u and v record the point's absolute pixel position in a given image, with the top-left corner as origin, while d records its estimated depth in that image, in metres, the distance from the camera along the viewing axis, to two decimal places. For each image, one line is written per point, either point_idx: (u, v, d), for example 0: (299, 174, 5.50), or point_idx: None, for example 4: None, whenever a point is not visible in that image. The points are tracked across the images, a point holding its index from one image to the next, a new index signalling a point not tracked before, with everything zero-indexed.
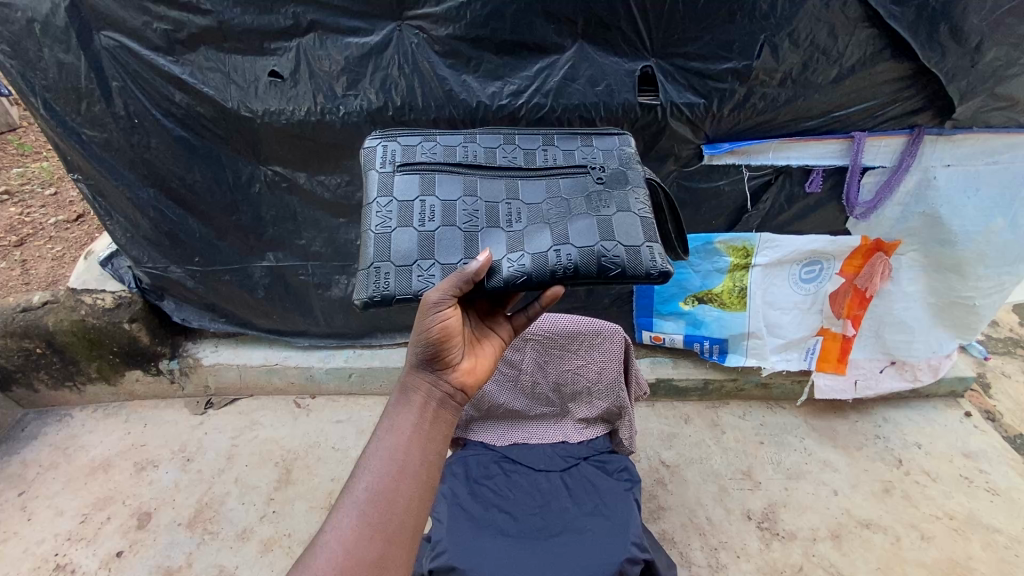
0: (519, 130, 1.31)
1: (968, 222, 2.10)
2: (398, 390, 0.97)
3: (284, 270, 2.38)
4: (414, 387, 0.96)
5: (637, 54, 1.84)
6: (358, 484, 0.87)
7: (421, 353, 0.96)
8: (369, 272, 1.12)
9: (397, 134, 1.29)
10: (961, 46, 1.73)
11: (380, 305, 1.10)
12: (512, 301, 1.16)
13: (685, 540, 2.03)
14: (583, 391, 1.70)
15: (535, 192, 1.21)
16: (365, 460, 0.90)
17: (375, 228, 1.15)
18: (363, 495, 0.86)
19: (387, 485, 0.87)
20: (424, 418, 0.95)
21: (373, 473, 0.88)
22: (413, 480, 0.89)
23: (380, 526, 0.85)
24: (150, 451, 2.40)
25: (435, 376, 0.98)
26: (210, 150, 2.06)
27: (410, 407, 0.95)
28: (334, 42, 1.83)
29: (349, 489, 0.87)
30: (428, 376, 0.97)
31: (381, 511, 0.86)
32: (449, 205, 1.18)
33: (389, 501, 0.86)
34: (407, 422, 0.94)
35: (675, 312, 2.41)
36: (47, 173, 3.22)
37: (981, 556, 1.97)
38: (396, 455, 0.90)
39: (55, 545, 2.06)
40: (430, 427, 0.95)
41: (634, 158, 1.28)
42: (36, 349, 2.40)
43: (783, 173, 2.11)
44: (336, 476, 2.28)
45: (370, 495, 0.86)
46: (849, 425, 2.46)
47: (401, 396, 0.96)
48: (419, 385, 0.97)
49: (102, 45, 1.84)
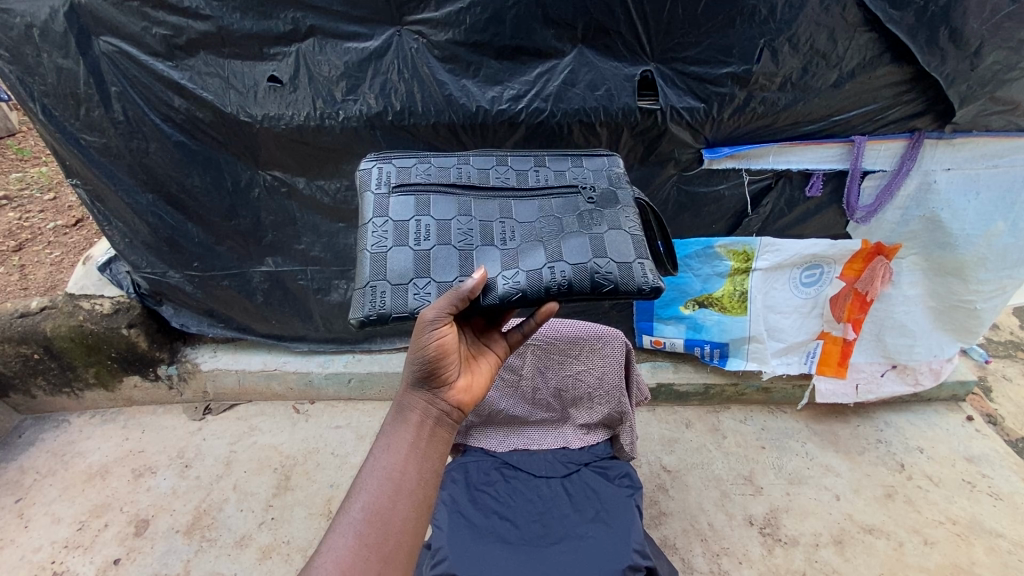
0: (511, 151, 1.32)
1: (968, 225, 2.10)
2: (394, 409, 0.97)
3: (283, 275, 2.37)
4: (411, 405, 0.96)
5: (637, 58, 1.84)
6: (354, 504, 0.87)
7: (419, 370, 0.95)
8: (365, 290, 1.11)
9: (392, 156, 1.28)
10: (961, 50, 1.73)
11: (377, 323, 1.09)
12: (508, 317, 1.15)
13: (686, 546, 2.02)
14: (584, 396, 1.70)
15: (528, 211, 1.21)
16: (361, 479, 0.90)
17: (371, 248, 1.14)
18: (359, 514, 0.86)
19: (383, 504, 0.87)
20: (421, 437, 0.94)
21: (369, 493, 0.88)
22: (409, 499, 0.89)
23: (376, 546, 0.84)
24: (148, 457, 2.39)
25: (434, 393, 0.97)
26: (210, 155, 2.06)
27: (407, 425, 0.94)
28: (334, 47, 1.83)
29: (345, 509, 0.87)
30: (427, 393, 0.96)
31: (378, 530, 0.85)
32: (444, 225, 1.18)
33: (386, 520, 0.86)
34: (404, 440, 0.93)
35: (676, 316, 2.40)
36: (46, 178, 3.22)
37: (984, 562, 1.95)
38: (391, 474, 0.90)
39: (52, 552, 2.04)
40: (428, 444, 0.94)
41: (623, 178, 1.29)
42: (34, 354, 2.39)
43: (783, 177, 2.10)
44: (336, 482, 2.27)
45: (366, 513, 0.86)
46: (850, 430, 2.45)
47: (398, 414, 0.96)
48: (416, 403, 0.96)
49: (102, 50, 1.84)
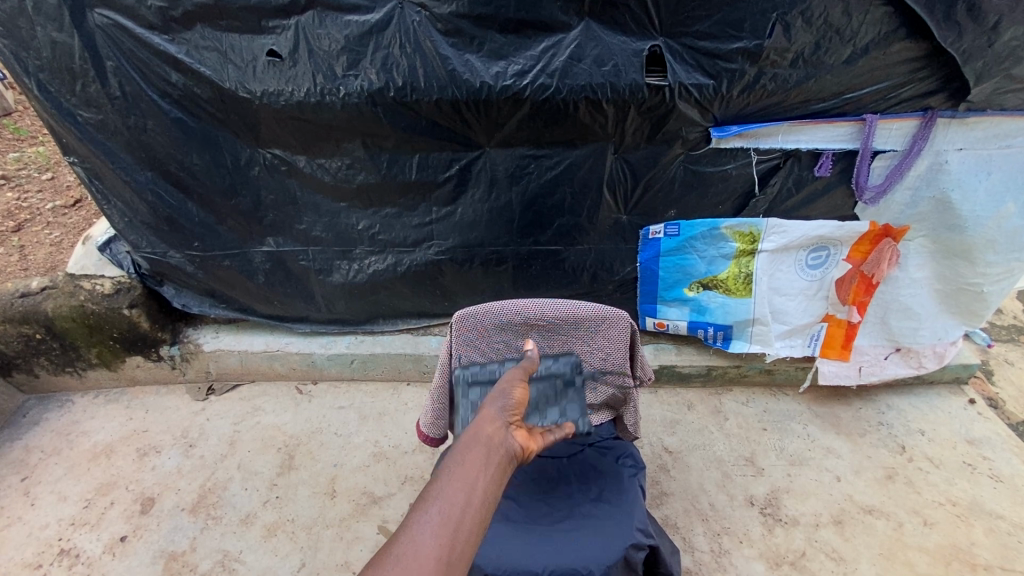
0: None
1: (978, 206, 2.07)
2: (471, 430, 1.08)
3: (284, 256, 2.35)
4: (485, 429, 1.08)
5: (645, 33, 1.80)
6: (430, 507, 0.90)
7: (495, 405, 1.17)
8: None
9: None
10: (978, 25, 1.70)
11: None
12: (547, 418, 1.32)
13: (687, 525, 2.03)
14: (588, 377, 1.71)
15: None
16: (436, 488, 0.94)
17: None
18: (434, 516, 0.89)
19: (455, 512, 0.90)
20: (491, 459, 1.02)
21: (444, 500, 0.91)
22: (476, 514, 0.92)
23: (446, 549, 0.86)
24: (153, 437, 2.40)
25: (504, 428, 1.11)
26: (208, 133, 2.03)
27: (481, 445, 1.03)
28: (334, 20, 1.79)
29: (421, 510, 0.90)
30: (499, 424, 1.11)
31: (448, 535, 0.87)
32: None
33: (457, 527, 0.89)
34: (478, 458, 1.01)
35: (680, 298, 2.37)
36: (44, 158, 3.19)
37: (984, 542, 1.96)
38: (463, 487, 0.94)
39: (58, 530, 2.06)
40: (495, 470, 1.00)
41: None
42: (36, 335, 2.40)
43: (792, 156, 2.07)
44: (340, 462, 2.28)
45: (440, 517, 0.89)
46: (852, 412, 2.45)
47: (473, 435, 1.06)
48: (485, 437, 1.06)
49: (96, 23, 1.81)
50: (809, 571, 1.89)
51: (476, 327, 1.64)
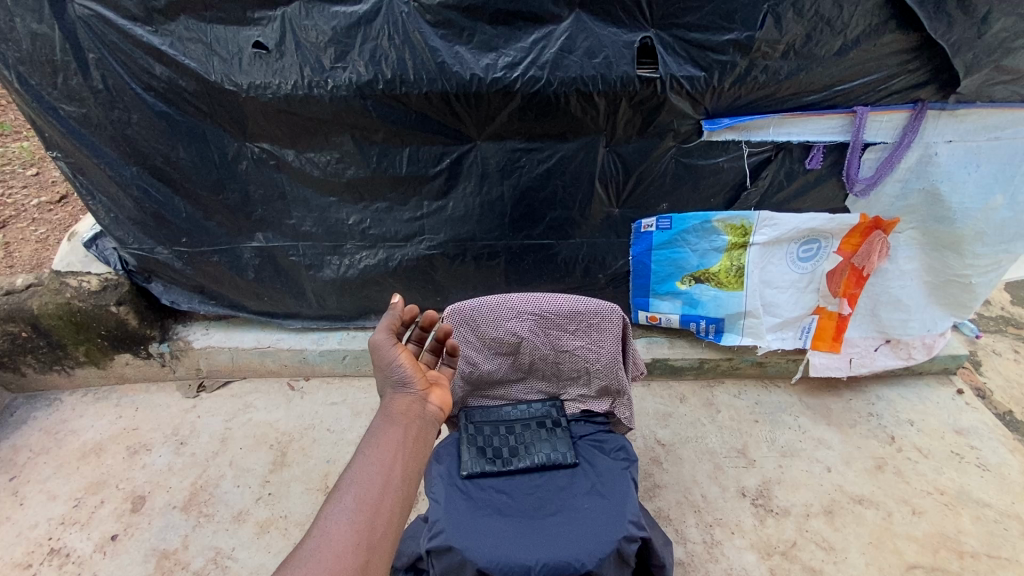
0: None
1: (967, 198, 2.08)
2: (381, 416, 1.08)
3: (273, 251, 2.32)
4: (398, 411, 1.08)
5: (637, 25, 1.80)
6: (345, 495, 0.91)
7: (393, 384, 1.12)
8: None
9: None
10: (968, 17, 1.72)
11: None
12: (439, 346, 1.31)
13: (680, 516, 2.04)
14: (582, 370, 1.71)
15: None
16: (352, 474, 0.95)
17: None
18: (349, 503, 0.90)
19: (373, 495, 0.92)
20: (409, 438, 1.04)
21: (359, 486, 0.93)
22: (395, 492, 0.94)
23: (365, 533, 0.87)
24: (143, 435, 2.37)
25: (417, 401, 1.12)
26: (194, 127, 2.00)
27: (397, 427, 1.05)
28: (321, 12, 1.77)
29: (336, 499, 0.91)
30: (411, 399, 1.12)
31: (367, 518, 0.89)
32: None
33: (376, 509, 0.91)
34: (395, 437, 1.03)
35: (672, 291, 2.37)
36: (27, 153, 3.13)
37: (971, 530, 1.98)
38: (379, 470, 0.96)
39: (48, 529, 2.04)
40: (415, 445, 1.04)
41: None
42: (22, 333, 2.37)
43: (783, 149, 2.07)
44: (333, 457, 2.26)
45: (357, 502, 0.91)
46: (843, 403, 2.46)
47: (386, 419, 1.07)
48: (400, 416, 1.07)
49: (77, 14, 1.78)
50: (800, 560, 1.91)
51: (468, 323, 1.64)
